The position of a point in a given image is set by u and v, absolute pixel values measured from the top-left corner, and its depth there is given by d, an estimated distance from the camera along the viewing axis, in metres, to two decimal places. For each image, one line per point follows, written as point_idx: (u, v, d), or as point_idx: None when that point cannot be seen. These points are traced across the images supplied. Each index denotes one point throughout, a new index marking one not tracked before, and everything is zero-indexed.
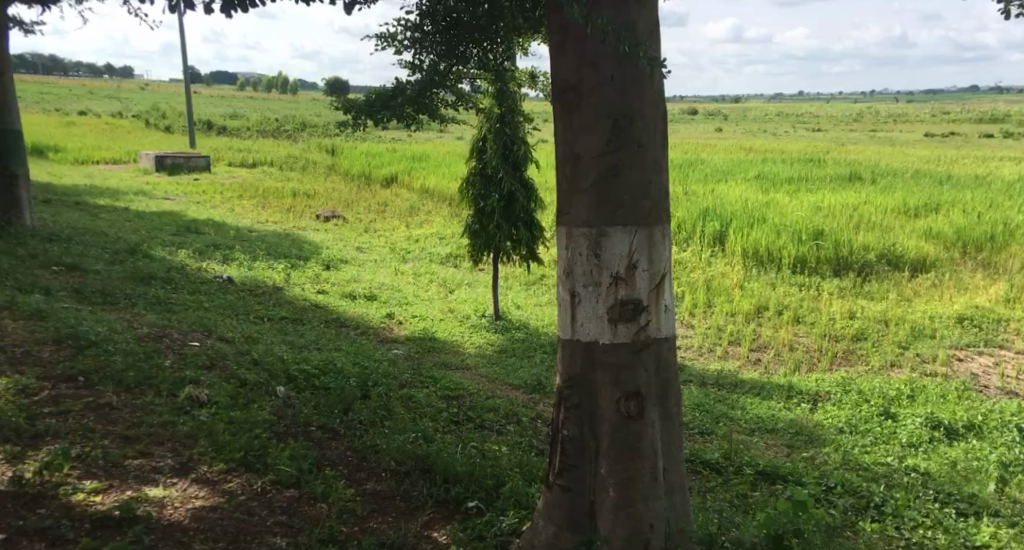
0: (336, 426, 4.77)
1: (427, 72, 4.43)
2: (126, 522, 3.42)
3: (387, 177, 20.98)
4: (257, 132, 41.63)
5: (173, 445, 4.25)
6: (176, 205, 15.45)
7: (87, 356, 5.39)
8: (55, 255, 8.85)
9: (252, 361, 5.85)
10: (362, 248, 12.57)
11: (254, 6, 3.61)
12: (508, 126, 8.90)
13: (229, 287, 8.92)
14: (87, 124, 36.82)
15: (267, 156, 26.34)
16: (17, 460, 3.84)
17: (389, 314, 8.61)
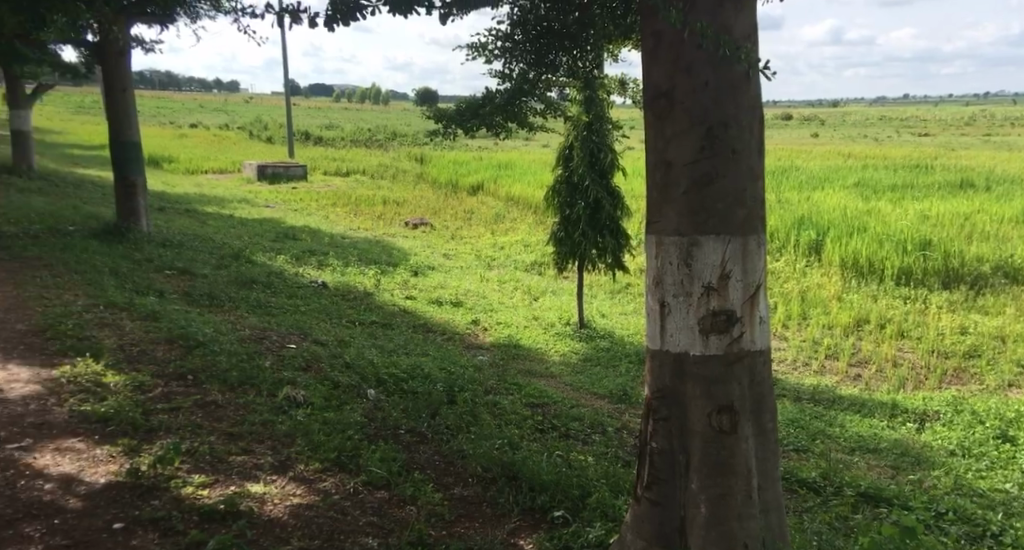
0: (424, 430, 4.86)
1: (517, 81, 4.46)
2: (230, 516, 3.58)
3: (476, 186, 21.28)
4: (350, 141, 42.98)
5: (273, 444, 4.43)
6: (274, 213, 16.09)
7: (194, 355, 5.69)
8: (166, 259, 9.37)
9: (344, 363, 6.04)
10: (450, 255, 12.79)
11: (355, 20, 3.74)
12: (595, 133, 8.89)
13: (324, 292, 9.23)
14: (196, 136, 38.92)
15: (360, 165, 27.12)
16: (135, 452, 4.08)
17: (476, 320, 8.71)
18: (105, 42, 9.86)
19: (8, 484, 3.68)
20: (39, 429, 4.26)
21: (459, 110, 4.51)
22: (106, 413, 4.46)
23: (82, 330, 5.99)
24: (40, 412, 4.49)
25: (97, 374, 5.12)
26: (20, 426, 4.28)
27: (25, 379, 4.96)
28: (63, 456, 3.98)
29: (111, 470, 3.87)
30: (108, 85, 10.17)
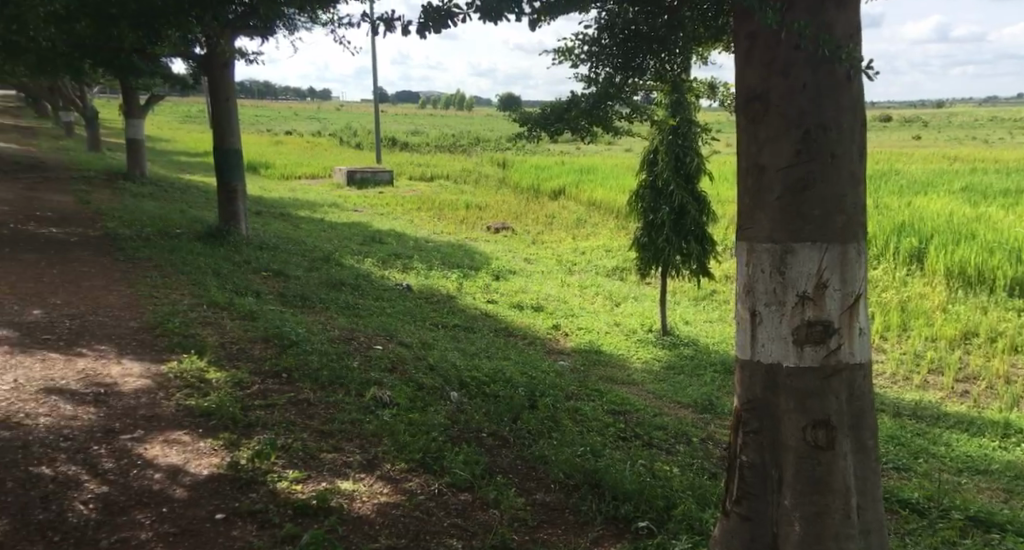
0: (506, 434, 4.88)
1: (602, 85, 4.43)
2: (322, 511, 3.69)
3: (559, 190, 21.29)
4: (434, 146, 43.70)
5: (361, 442, 4.54)
6: (362, 217, 16.51)
7: (287, 354, 5.89)
8: (262, 261, 9.75)
9: (428, 366, 6.13)
10: (532, 259, 12.83)
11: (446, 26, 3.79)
12: (681, 138, 8.76)
13: (408, 295, 9.41)
14: (289, 143, 40.31)
15: (444, 170, 27.52)
16: (235, 446, 4.26)
17: (556, 325, 8.70)
18: (214, 54, 10.39)
19: (123, 472, 3.89)
20: (149, 421, 4.49)
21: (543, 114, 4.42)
22: (208, 407, 4.67)
23: (187, 328, 6.30)
24: (149, 405, 4.73)
25: (200, 371, 5.36)
26: (131, 418, 4.52)
27: (137, 373, 5.24)
28: (170, 447, 4.18)
29: (213, 462, 4.05)
30: (213, 94, 10.67)
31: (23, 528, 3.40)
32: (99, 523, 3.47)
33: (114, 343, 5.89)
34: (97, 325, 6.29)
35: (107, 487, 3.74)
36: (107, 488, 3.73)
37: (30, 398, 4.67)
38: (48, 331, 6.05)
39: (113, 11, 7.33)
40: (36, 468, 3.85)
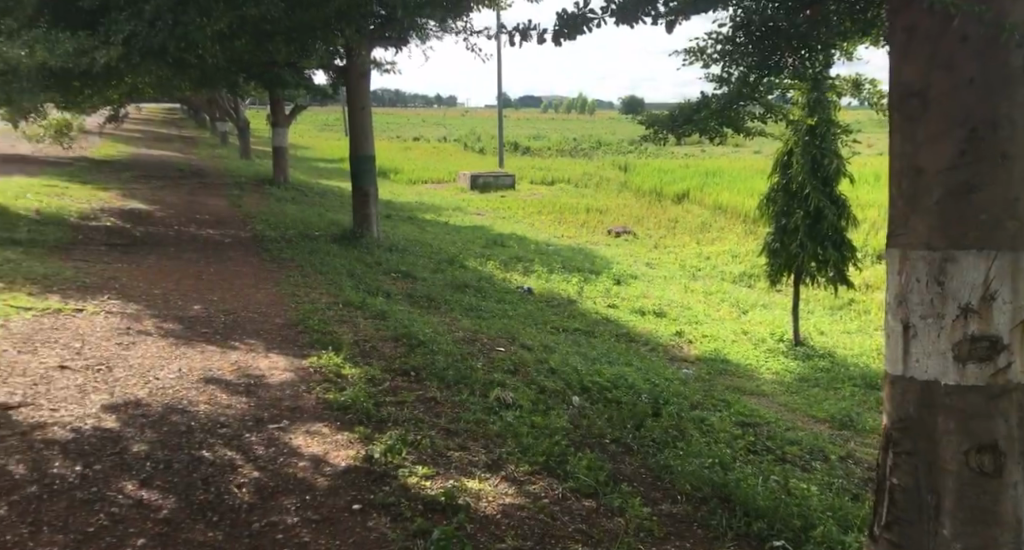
0: (629, 441, 4.79)
1: (735, 85, 4.23)
2: (450, 508, 3.74)
3: (682, 195, 20.86)
4: (555, 150, 43.90)
5: (487, 442, 4.57)
6: (484, 220, 16.75)
7: (415, 353, 6.03)
8: (391, 262, 10.04)
9: (550, 369, 6.11)
10: (654, 264, 12.61)
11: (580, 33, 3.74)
12: (820, 139, 8.36)
13: (530, 298, 9.43)
14: (416, 148, 41.54)
15: (565, 174, 27.54)
16: (370, 440, 4.38)
17: (680, 332, 8.48)
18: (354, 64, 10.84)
19: (271, 459, 4.06)
20: (292, 413, 4.69)
21: (671, 114, 4.41)
22: (345, 402, 4.85)
23: (325, 326, 6.56)
24: (292, 397, 4.95)
25: (337, 366, 5.57)
26: (277, 409, 4.73)
27: (281, 367, 5.51)
28: (311, 438, 4.36)
29: (350, 454, 4.19)
30: (350, 102, 11.10)
31: (187, 506, 3.53)
32: (252, 506, 3.61)
33: (260, 338, 6.21)
34: (246, 321, 6.65)
35: (258, 472, 3.90)
36: (258, 473, 3.90)
37: (190, 385, 4.95)
38: (203, 324, 6.44)
39: (264, 25, 7.75)
40: (197, 451, 4.04)
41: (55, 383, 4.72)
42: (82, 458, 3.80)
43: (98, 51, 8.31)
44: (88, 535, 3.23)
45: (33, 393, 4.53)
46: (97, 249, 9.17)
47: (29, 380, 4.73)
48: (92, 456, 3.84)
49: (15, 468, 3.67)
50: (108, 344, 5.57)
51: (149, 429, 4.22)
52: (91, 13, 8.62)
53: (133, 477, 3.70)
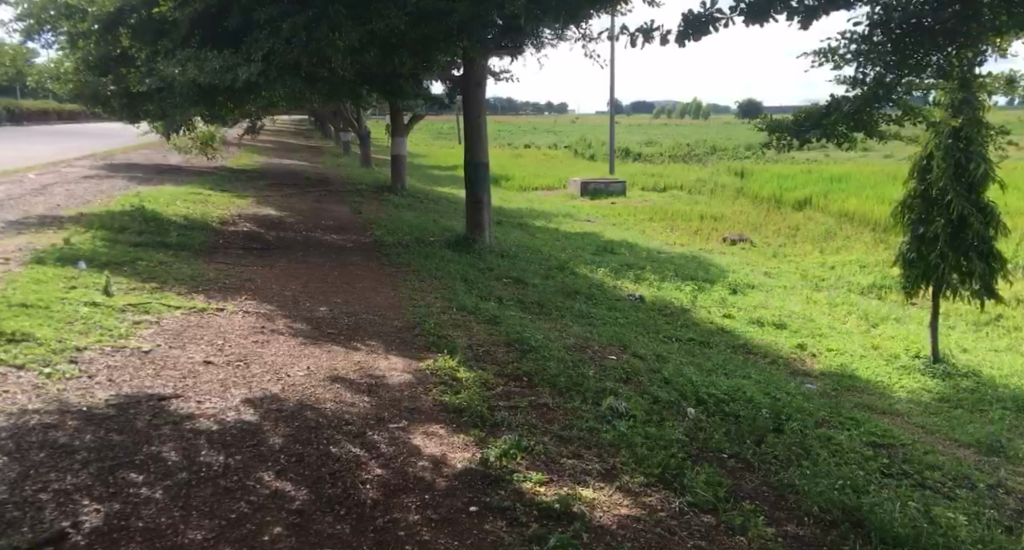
0: (749, 457, 4.63)
1: (870, 87, 4.01)
2: (566, 516, 3.71)
3: (802, 202, 20.07)
4: (668, 156, 43.18)
5: (600, 451, 4.52)
6: (594, 227, 16.66)
7: (527, 359, 6.04)
8: (504, 268, 10.14)
9: (663, 379, 5.98)
10: (772, 273, 12.18)
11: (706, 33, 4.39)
12: (965, 143, 7.87)
13: (641, 306, 9.29)
14: (526, 155, 41.80)
15: (677, 180, 27.05)
16: (485, 443, 4.43)
17: (802, 344, 8.15)
18: (471, 73, 11.03)
19: (394, 457, 4.16)
20: (411, 414, 4.79)
21: (797, 120, 4.26)
22: (460, 405, 4.92)
23: (441, 330, 6.68)
24: (410, 397, 5.06)
25: (452, 369, 5.66)
26: (396, 408, 4.85)
27: (401, 368, 5.65)
28: (429, 438, 4.44)
29: (466, 457, 4.24)
30: (466, 110, 11.28)
31: (317, 499, 3.65)
32: (376, 502, 3.70)
33: (380, 340, 6.39)
34: (366, 322, 6.87)
35: (381, 470, 4.00)
36: (381, 470, 4.00)
37: (319, 383, 5.15)
38: (329, 325, 6.69)
39: (391, 37, 8.03)
40: (326, 446, 4.18)
41: (201, 377, 4.99)
42: (226, 449, 4.00)
43: (239, 66, 8.82)
44: (231, 522, 3.38)
45: (183, 385, 4.81)
46: (233, 252, 9.68)
47: (179, 372, 5.03)
48: (234, 447, 4.03)
49: (168, 453, 3.88)
50: (245, 342, 5.86)
51: (283, 423, 4.40)
52: (234, 31, 9.15)
53: (270, 468, 3.86)
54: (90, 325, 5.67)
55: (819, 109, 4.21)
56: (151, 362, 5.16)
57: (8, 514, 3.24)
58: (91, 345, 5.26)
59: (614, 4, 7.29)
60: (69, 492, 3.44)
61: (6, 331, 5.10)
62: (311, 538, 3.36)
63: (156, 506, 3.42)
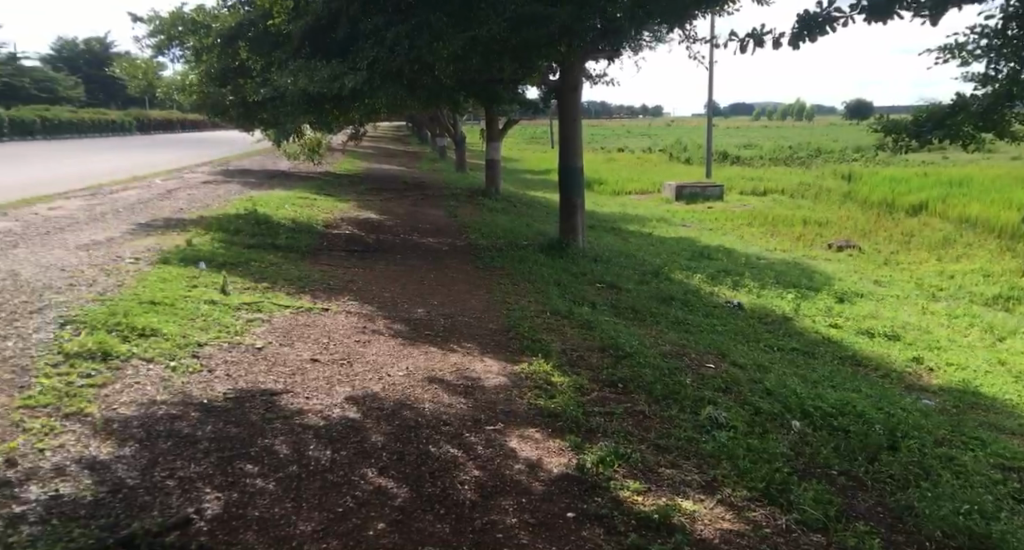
0: (861, 476, 4.47)
1: (1002, 84, 3.84)
2: (665, 527, 3.68)
3: (915, 207, 19.13)
4: (770, 160, 41.95)
5: (700, 462, 4.45)
6: (690, 232, 16.38)
7: (623, 365, 6.00)
8: (598, 273, 10.11)
9: (766, 390, 5.82)
10: (882, 282, 11.69)
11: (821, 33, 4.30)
12: None
13: (740, 313, 9.09)
14: (623, 160, 41.43)
15: (780, 184, 26.28)
16: (581, 449, 4.43)
17: (917, 358, 7.74)
18: (568, 77, 10.99)
19: (491, 459, 4.21)
20: (507, 416, 4.85)
21: (918, 120, 4.09)
22: (555, 410, 4.94)
23: (535, 334, 6.73)
24: (506, 400, 5.11)
25: (547, 374, 5.68)
26: (493, 411, 4.91)
27: (496, 371, 5.71)
28: (525, 442, 4.47)
29: (563, 462, 4.25)
30: (562, 115, 11.28)
31: (418, 498, 3.74)
32: (475, 503, 3.76)
33: (476, 342, 6.48)
34: (463, 325, 6.98)
35: (478, 472, 4.06)
36: (479, 472, 4.06)
37: (417, 383, 5.26)
38: (427, 327, 6.83)
39: (492, 44, 8.15)
40: (426, 446, 4.27)
41: (309, 374, 5.20)
42: (332, 444, 4.15)
43: (346, 75, 9.14)
44: (338, 516, 3.51)
45: (292, 381, 5.01)
46: (338, 255, 10.02)
47: (288, 369, 5.25)
48: (339, 442, 4.18)
49: (280, 446, 4.06)
50: (349, 341, 6.06)
51: (385, 421, 4.53)
52: (342, 42, 9.50)
53: (373, 465, 3.98)
54: (210, 322, 5.98)
55: (942, 109, 4.02)
56: (263, 358, 5.40)
57: (139, 498, 3.46)
58: (211, 341, 5.56)
59: (718, 6, 7.18)
60: (192, 480, 3.64)
61: (137, 326, 5.46)
62: (413, 536, 3.44)
63: (270, 497, 3.59)
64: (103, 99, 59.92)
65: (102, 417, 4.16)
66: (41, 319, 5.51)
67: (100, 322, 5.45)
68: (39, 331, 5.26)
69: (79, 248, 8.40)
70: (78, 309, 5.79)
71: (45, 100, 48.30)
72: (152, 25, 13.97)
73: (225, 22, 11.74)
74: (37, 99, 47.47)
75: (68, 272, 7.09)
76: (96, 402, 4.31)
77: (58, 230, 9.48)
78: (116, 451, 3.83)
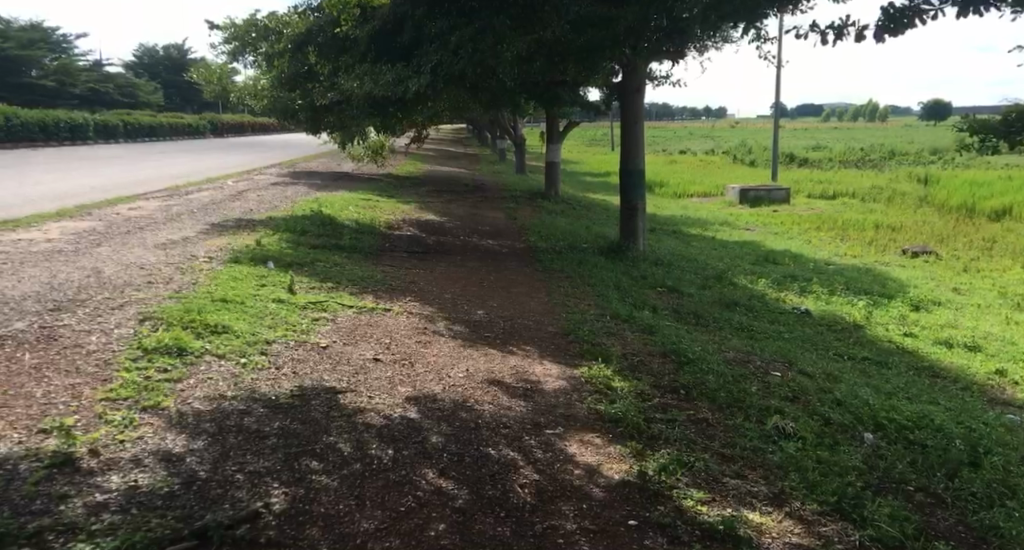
0: (941, 493, 4.28)
1: None
2: (731, 538, 3.58)
3: (996, 213, 18.35)
4: (839, 162, 40.82)
5: (767, 473, 4.31)
6: (755, 236, 16.03)
7: (685, 372, 5.88)
8: (660, 277, 9.96)
9: (836, 400, 5.63)
10: (961, 290, 11.22)
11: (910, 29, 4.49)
12: None
13: (808, 320, 8.85)
14: (687, 162, 40.83)
15: (851, 187, 25.52)
16: (642, 456, 4.35)
17: (1001, 370, 7.37)
18: (630, 79, 10.86)
19: (550, 463, 4.16)
20: (567, 420, 4.79)
21: (1006, 120, 3.92)
22: (615, 415, 4.86)
23: (595, 338, 6.66)
24: (566, 405, 5.06)
25: (607, 379, 5.60)
26: (553, 415, 4.86)
27: (555, 374, 5.66)
28: (585, 447, 4.42)
29: (623, 468, 4.18)
30: (625, 117, 11.14)
31: (479, 500, 3.72)
32: (535, 507, 3.72)
33: (537, 345, 6.44)
34: (523, 327, 6.95)
35: (537, 475, 4.01)
36: (537, 476, 4.01)
37: (477, 384, 5.26)
38: (487, 329, 6.83)
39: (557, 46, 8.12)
40: (485, 448, 4.25)
41: (371, 374, 5.23)
42: (393, 443, 4.16)
43: (412, 78, 9.22)
44: (400, 515, 3.52)
45: (355, 380, 5.06)
46: (401, 256, 10.10)
47: (352, 368, 5.30)
48: (400, 442, 4.19)
49: (343, 444, 4.09)
50: (410, 342, 6.09)
51: (444, 422, 4.52)
52: (408, 45, 9.59)
53: (433, 465, 3.98)
54: (277, 320, 6.09)
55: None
56: (328, 356, 5.47)
57: (212, 491, 3.52)
58: (278, 339, 5.65)
59: (790, 5, 7.02)
60: (261, 474, 3.70)
61: (209, 322, 5.59)
62: (474, 538, 3.42)
63: (334, 494, 3.61)
64: (179, 104, 61.89)
65: (178, 410, 4.26)
66: (121, 315, 5.69)
67: (174, 318, 5.60)
68: (120, 326, 5.43)
69: (155, 247, 8.66)
70: (155, 305, 5.96)
71: (125, 104, 50.24)
72: (228, 32, 14.39)
73: (296, 27, 11.99)
74: (118, 103, 49.35)
75: (147, 270, 7.32)
76: (172, 396, 4.42)
77: (137, 229, 9.79)
78: (190, 444, 3.91)
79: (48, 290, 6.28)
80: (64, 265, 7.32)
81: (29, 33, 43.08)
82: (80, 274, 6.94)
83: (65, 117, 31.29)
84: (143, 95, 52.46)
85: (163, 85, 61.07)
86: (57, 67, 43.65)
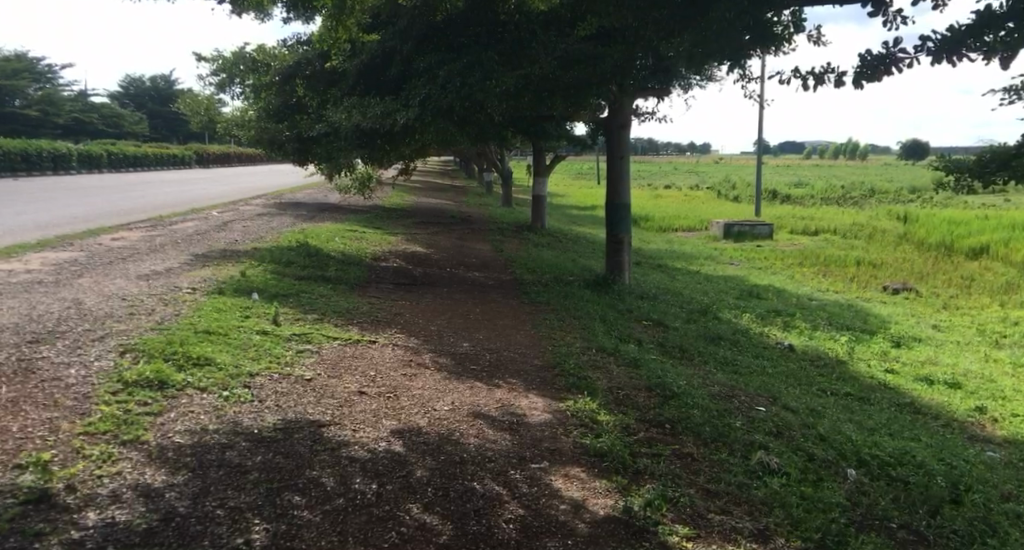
0: (923, 531, 4.29)
1: None
2: None
3: (975, 252, 18.59)
4: (820, 198, 41.41)
5: (752, 509, 4.31)
6: (739, 271, 16.13)
7: (670, 406, 5.88)
8: (645, 310, 10.03)
9: (819, 436, 5.66)
10: (941, 327, 11.31)
11: (887, 74, 4.52)
12: None
13: (790, 355, 8.91)
14: (674, 197, 41.19)
15: (834, 224, 25.80)
16: (627, 491, 4.34)
17: (981, 408, 7.42)
18: (616, 114, 10.95)
19: (535, 498, 4.14)
20: (553, 455, 4.77)
21: (982, 161, 4.03)
22: (601, 448, 4.86)
23: (581, 371, 6.66)
24: (551, 438, 5.05)
25: (592, 412, 5.60)
26: (538, 449, 4.84)
27: (541, 408, 5.65)
28: (570, 482, 4.39)
29: (608, 503, 4.17)
30: (610, 152, 11.17)
31: (463, 536, 3.70)
32: (519, 543, 3.70)
33: (521, 378, 6.42)
34: (508, 360, 6.95)
35: (523, 510, 3.99)
36: (523, 511, 3.99)
37: (462, 418, 5.23)
38: (472, 361, 6.83)
39: (544, 83, 8.29)
40: (469, 482, 4.22)
41: (355, 407, 5.20)
42: (378, 478, 4.13)
43: (400, 111, 9.32)
44: None
45: (339, 414, 5.02)
46: (386, 288, 10.11)
47: (336, 401, 5.27)
48: (385, 476, 4.16)
49: (326, 478, 4.06)
50: (395, 375, 6.06)
51: (429, 456, 4.50)
52: (397, 78, 9.70)
53: (418, 500, 3.96)
54: (261, 352, 6.05)
55: (1009, 150, 3.98)
56: (312, 390, 5.42)
57: (191, 528, 3.48)
58: (262, 372, 5.60)
59: (774, 48, 7.16)
60: (241, 510, 3.65)
61: (192, 355, 5.56)
62: None
63: (316, 530, 3.58)
64: (166, 135, 61.99)
65: (157, 445, 4.22)
66: (101, 347, 5.65)
67: (157, 350, 5.57)
68: (100, 359, 5.39)
69: (138, 278, 8.62)
70: (137, 337, 5.93)
71: (111, 135, 50.30)
72: (215, 64, 14.75)
73: (285, 59, 12.15)
74: (103, 134, 49.31)
75: (128, 301, 7.27)
76: (152, 430, 4.38)
77: (119, 259, 9.75)
78: (170, 479, 3.86)
79: (26, 322, 6.23)
80: (46, 296, 7.28)
81: (14, 63, 43.08)
82: (60, 305, 6.90)
83: (49, 148, 31.23)
84: (128, 127, 52.48)
85: (149, 117, 61.09)
86: (41, 98, 43.63)
